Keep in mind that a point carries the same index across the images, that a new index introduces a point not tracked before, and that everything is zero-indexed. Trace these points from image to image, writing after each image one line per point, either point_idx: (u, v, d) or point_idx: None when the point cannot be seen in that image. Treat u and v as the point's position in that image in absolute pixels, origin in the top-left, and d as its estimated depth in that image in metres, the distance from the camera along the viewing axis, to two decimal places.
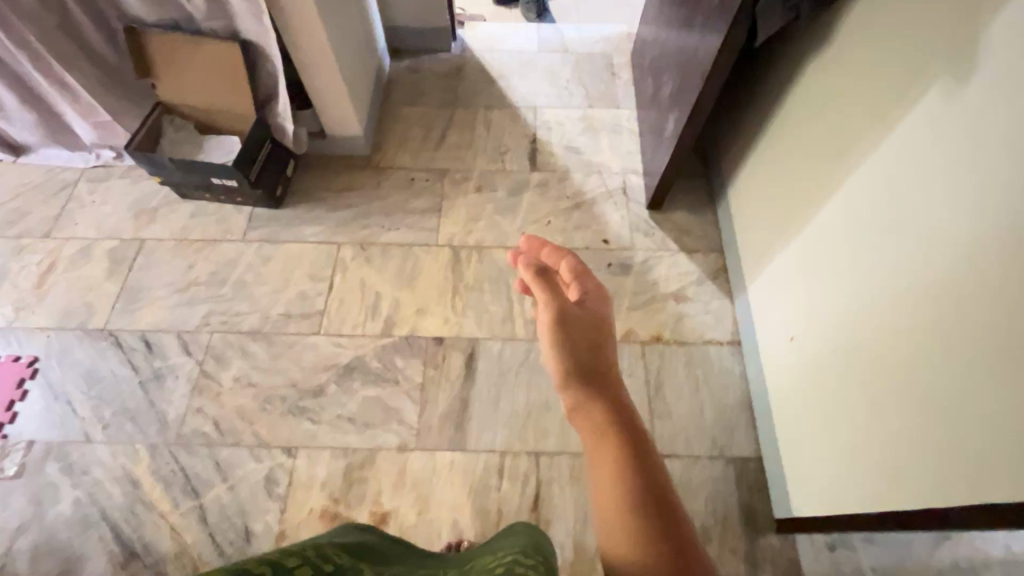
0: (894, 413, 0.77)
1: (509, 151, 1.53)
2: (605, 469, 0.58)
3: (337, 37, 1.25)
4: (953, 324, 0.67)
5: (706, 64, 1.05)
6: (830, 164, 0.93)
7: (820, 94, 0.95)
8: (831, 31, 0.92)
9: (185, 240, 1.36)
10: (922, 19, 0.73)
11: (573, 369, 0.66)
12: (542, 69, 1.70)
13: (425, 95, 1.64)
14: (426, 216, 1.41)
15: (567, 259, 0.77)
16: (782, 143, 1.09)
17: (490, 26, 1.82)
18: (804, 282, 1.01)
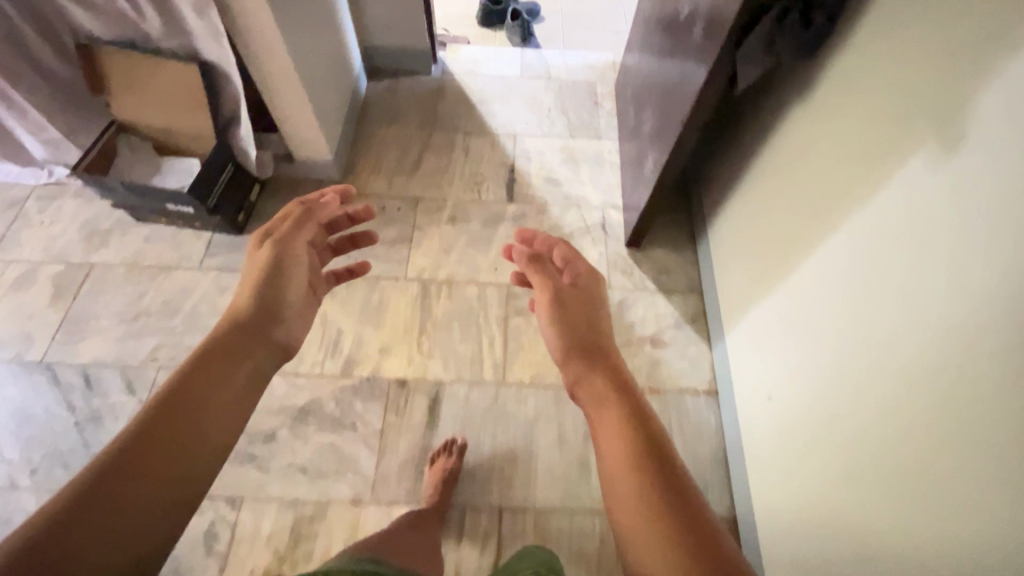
0: (860, 456, 0.74)
1: (486, 179, 1.47)
2: (609, 433, 0.58)
3: (305, 61, 1.19)
4: (931, 382, 0.63)
5: (688, 105, 1.00)
6: (805, 208, 0.90)
7: (801, 142, 0.91)
8: (815, 77, 0.87)
9: (137, 267, 1.29)
10: (910, 72, 0.68)
11: (571, 339, 0.78)
12: (523, 95, 1.65)
13: (402, 118, 1.58)
14: (396, 247, 1.35)
15: (559, 246, 0.93)
16: (763, 185, 1.04)
17: (473, 49, 1.78)
18: (783, 335, 0.96)
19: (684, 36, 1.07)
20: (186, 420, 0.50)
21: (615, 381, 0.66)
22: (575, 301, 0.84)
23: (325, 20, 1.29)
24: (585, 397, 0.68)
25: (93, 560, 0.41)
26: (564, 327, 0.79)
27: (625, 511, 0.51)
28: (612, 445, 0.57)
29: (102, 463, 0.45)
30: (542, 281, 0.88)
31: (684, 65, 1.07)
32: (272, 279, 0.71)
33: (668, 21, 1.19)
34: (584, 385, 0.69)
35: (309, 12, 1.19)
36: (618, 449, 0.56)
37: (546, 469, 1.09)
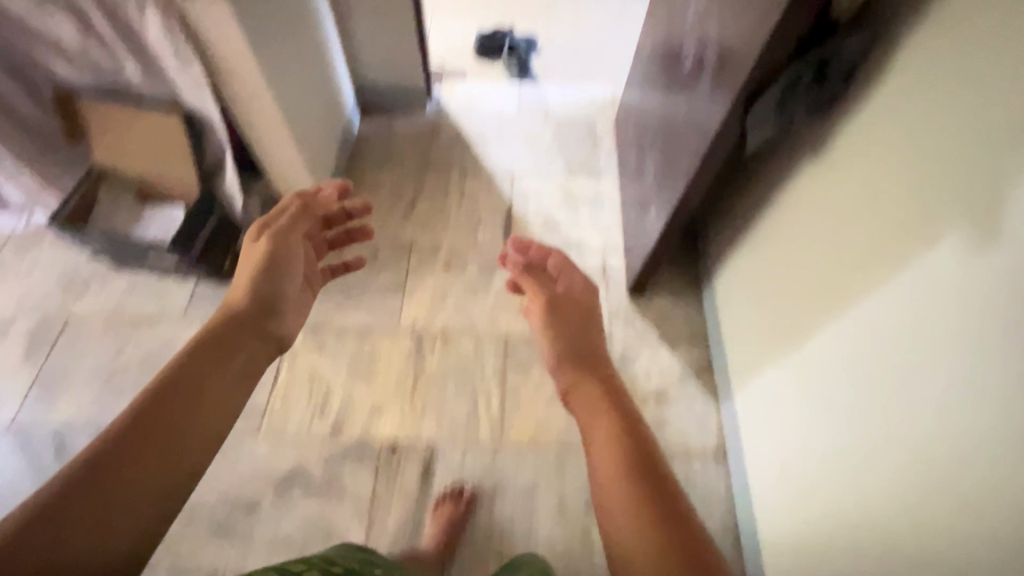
0: (859, 480, 0.73)
1: (482, 222, 1.43)
2: (599, 434, 0.54)
3: (294, 108, 1.14)
4: (934, 412, 0.62)
5: (694, 159, 0.96)
6: (812, 268, 0.87)
7: (810, 201, 0.88)
8: (825, 138, 0.84)
9: (117, 319, 1.23)
10: (928, 140, 0.65)
11: (563, 347, 0.75)
12: (521, 132, 1.61)
13: (396, 157, 1.54)
14: (388, 295, 1.29)
15: (552, 255, 0.89)
16: (773, 240, 1.00)
17: (469, 85, 1.75)
18: (791, 399, 0.92)
19: (688, 85, 1.03)
20: (187, 404, 0.51)
21: (606, 390, 0.63)
22: (571, 312, 0.82)
23: (315, 63, 1.25)
24: (576, 405, 0.63)
25: (92, 531, 0.42)
26: (554, 332, 0.77)
27: (613, 525, 0.47)
28: (600, 451, 0.52)
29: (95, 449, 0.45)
30: (536, 291, 0.86)
31: (688, 115, 1.02)
32: (271, 276, 0.70)
33: (671, 66, 1.15)
34: (577, 392, 0.65)
35: (297, 57, 1.15)
36: (607, 457, 0.51)
37: (545, 541, 1.02)
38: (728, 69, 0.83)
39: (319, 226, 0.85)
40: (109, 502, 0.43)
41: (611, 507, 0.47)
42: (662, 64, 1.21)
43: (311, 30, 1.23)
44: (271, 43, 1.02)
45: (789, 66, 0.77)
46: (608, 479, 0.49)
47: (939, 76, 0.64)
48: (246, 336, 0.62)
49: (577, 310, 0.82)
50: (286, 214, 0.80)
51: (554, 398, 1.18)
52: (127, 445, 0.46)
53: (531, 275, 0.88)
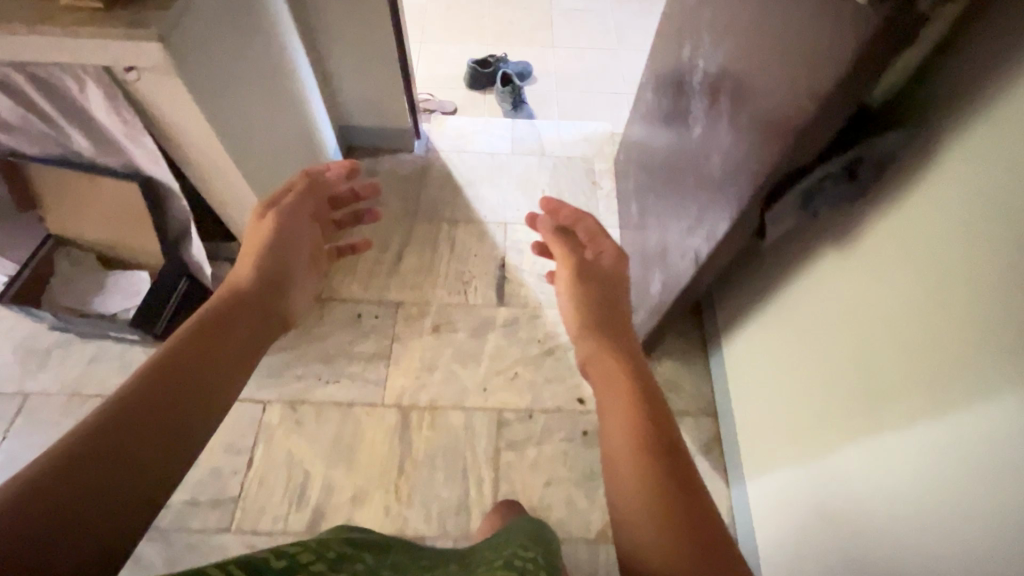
0: (832, 473, 0.76)
1: (474, 278, 1.34)
2: (617, 395, 0.64)
3: (265, 172, 1.04)
4: (897, 404, 0.64)
5: (711, 234, 0.87)
6: (821, 362, 0.80)
7: (823, 292, 0.80)
8: (845, 231, 0.75)
9: (79, 396, 1.14)
10: (980, 249, 0.54)
11: (587, 315, 0.81)
12: (514, 175, 1.52)
13: (382, 205, 1.44)
14: (373, 364, 1.20)
15: (585, 222, 0.95)
16: (793, 322, 0.89)
17: (460, 121, 1.65)
18: (802, 510, 0.83)
19: (698, 148, 0.94)
20: (204, 357, 0.54)
21: (628, 365, 0.70)
22: (599, 280, 0.87)
23: (296, 115, 1.14)
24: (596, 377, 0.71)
25: (124, 475, 0.43)
26: (580, 304, 0.83)
27: (620, 482, 0.56)
28: (616, 408, 0.63)
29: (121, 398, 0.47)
30: (566, 255, 0.91)
31: (699, 183, 0.93)
32: (277, 253, 0.76)
33: (675, 121, 1.05)
34: (597, 361, 0.73)
35: (274, 116, 1.04)
36: (620, 419, 0.61)
37: None
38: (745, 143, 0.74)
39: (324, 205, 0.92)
40: (154, 432, 0.46)
41: (620, 471, 0.56)
42: (667, 115, 1.11)
43: (292, 81, 1.12)
44: (240, 111, 0.91)
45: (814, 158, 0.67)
46: (619, 449, 0.57)
47: (969, 201, 0.55)
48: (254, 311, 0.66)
49: (606, 282, 0.87)
50: (292, 192, 0.86)
51: (550, 482, 1.09)
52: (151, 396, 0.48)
53: (562, 239, 0.93)
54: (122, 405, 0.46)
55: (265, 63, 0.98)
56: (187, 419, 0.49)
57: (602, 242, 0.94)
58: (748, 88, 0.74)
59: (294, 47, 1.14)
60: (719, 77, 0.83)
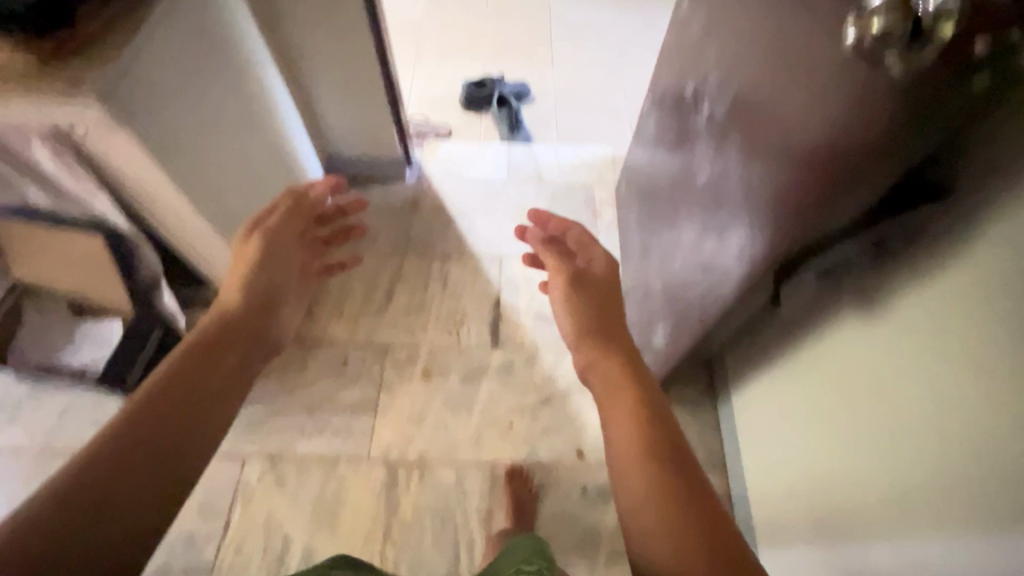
0: (874, 543, 0.65)
1: (467, 318, 1.26)
2: (619, 398, 0.57)
3: (237, 218, 0.97)
4: (952, 488, 0.53)
5: (725, 293, 0.79)
6: (836, 421, 0.73)
7: (837, 350, 0.72)
8: (850, 293, 0.67)
9: (49, 451, 1.08)
10: None
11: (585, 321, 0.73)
12: (510, 204, 1.45)
13: (371, 239, 1.37)
14: (359, 414, 1.13)
15: (573, 228, 0.88)
16: (817, 368, 0.79)
17: (454, 146, 1.58)
18: None
19: (703, 194, 0.86)
20: (204, 371, 0.54)
21: (629, 366, 0.62)
22: (593, 283, 0.79)
23: (275, 154, 1.07)
24: (598, 384, 0.62)
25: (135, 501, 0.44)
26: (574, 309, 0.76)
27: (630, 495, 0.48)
28: (619, 412, 0.55)
29: (129, 414, 0.47)
30: (557, 262, 0.85)
31: (706, 233, 0.85)
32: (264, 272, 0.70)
33: (677, 160, 0.97)
34: (597, 368, 0.64)
35: (249, 160, 0.97)
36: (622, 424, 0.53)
37: None
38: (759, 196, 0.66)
39: (314, 226, 0.83)
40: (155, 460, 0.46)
41: (629, 481, 0.49)
42: (669, 149, 1.02)
43: (270, 118, 1.05)
44: (204, 159, 0.84)
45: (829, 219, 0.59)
46: (624, 456, 0.50)
47: (1001, 283, 0.48)
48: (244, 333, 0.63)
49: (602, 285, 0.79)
50: (276, 213, 0.78)
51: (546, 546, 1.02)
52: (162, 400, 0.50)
53: (553, 247, 0.87)
54: (126, 429, 0.46)
55: (234, 104, 0.91)
56: (195, 420, 0.50)
57: (593, 249, 0.87)
58: (759, 133, 0.66)
59: (272, 80, 1.07)
60: (725, 121, 0.75)
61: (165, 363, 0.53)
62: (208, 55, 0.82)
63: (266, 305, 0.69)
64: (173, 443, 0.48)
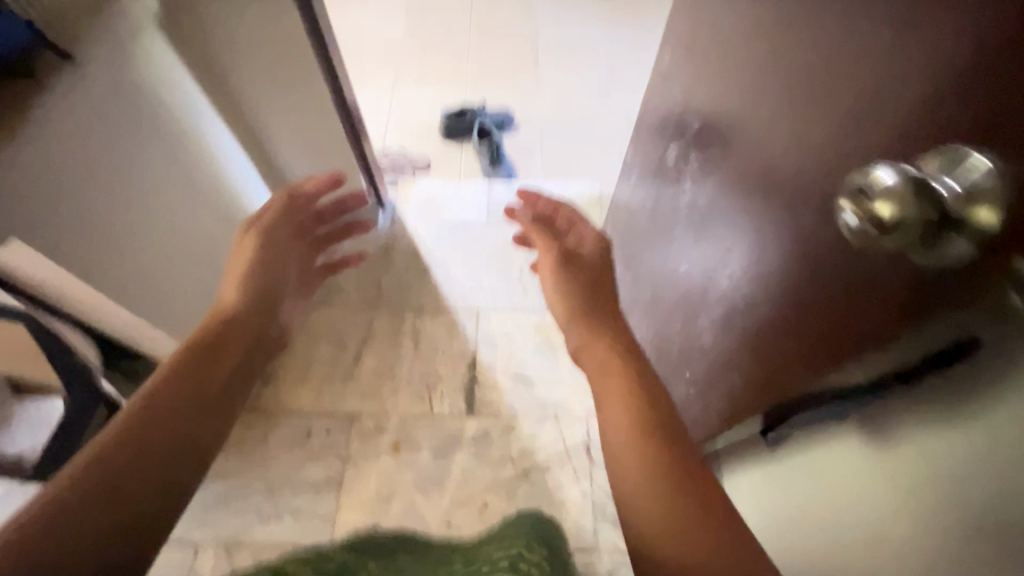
0: None
1: (440, 381, 1.18)
2: (612, 383, 0.57)
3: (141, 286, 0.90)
4: None
5: (730, 390, 0.70)
6: (825, 551, 0.59)
7: (832, 467, 0.59)
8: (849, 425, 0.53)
9: None
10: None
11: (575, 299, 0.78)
12: (489, 249, 1.36)
13: (340, 291, 1.28)
14: (322, 494, 1.05)
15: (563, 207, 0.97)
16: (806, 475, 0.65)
17: (431, 183, 1.49)
18: None
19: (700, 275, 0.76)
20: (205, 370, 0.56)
21: (620, 349, 0.64)
22: (585, 265, 0.85)
23: (198, 208, 0.99)
24: (587, 364, 0.65)
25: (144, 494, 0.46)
26: (563, 286, 0.81)
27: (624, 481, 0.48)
28: (612, 396, 0.55)
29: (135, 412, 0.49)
30: (547, 242, 0.93)
31: (701, 324, 0.76)
32: (268, 266, 0.74)
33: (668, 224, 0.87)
34: (588, 350, 0.68)
35: (157, 218, 0.89)
36: (617, 411, 0.53)
37: None
38: (783, 281, 0.54)
39: (312, 221, 0.89)
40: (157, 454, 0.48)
41: (624, 466, 0.48)
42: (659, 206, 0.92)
43: (193, 171, 0.95)
44: (77, 236, 0.75)
45: (845, 325, 0.45)
46: (618, 442, 0.50)
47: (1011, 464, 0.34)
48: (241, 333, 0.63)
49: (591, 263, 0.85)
50: (268, 215, 0.81)
51: None
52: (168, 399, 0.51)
53: (541, 228, 0.97)
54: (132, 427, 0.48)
55: (126, 170, 0.81)
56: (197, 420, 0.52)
57: (582, 227, 0.94)
58: (767, 209, 0.54)
59: (208, 125, 0.97)
60: (720, 199, 0.65)
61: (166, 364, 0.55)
62: (75, 130, 0.73)
63: (267, 298, 0.71)
64: (175, 440, 0.50)
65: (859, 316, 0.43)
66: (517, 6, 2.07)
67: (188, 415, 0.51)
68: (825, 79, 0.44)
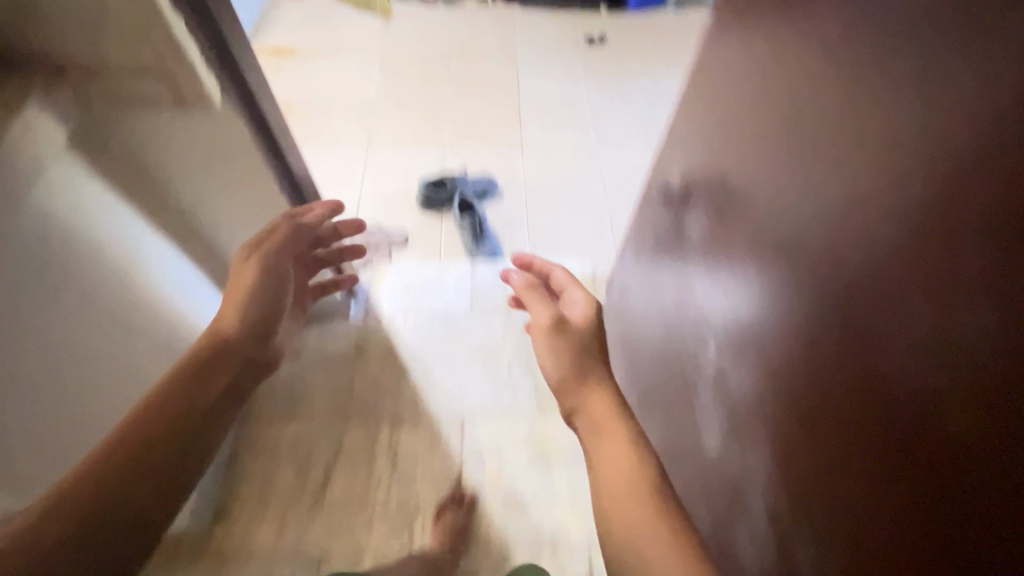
0: None
1: (421, 508, 1.04)
2: (612, 442, 0.67)
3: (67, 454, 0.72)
4: None
5: None
6: None
7: None
8: None
9: None
10: None
11: (571, 364, 0.77)
12: (475, 343, 1.24)
13: (307, 401, 1.15)
14: None
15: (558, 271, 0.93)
16: None
17: (409, 266, 1.38)
18: None
19: (723, 405, 0.68)
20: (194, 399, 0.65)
21: (616, 411, 0.71)
22: (580, 332, 0.81)
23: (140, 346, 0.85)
24: (586, 418, 0.72)
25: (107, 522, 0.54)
26: (557, 355, 0.79)
27: (630, 534, 0.59)
28: (614, 458, 0.66)
29: (170, 393, 0.64)
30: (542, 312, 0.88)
31: (744, 497, 0.66)
32: (267, 297, 0.78)
33: (666, 311, 0.83)
34: (586, 408, 0.73)
35: (91, 365, 0.76)
36: (619, 466, 0.64)
37: None
38: (803, 407, 0.52)
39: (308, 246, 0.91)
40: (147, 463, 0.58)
41: (627, 521, 0.60)
42: (655, 285, 0.88)
43: (131, 302, 0.83)
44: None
45: (879, 473, 0.42)
46: (624, 497, 0.61)
47: None
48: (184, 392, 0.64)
49: (589, 332, 0.80)
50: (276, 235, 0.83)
51: None
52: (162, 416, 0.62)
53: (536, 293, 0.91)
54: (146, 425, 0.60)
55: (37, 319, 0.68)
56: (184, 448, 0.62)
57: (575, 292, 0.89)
58: (777, 323, 0.54)
59: (156, 253, 0.86)
60: (723, 321, 0.64)
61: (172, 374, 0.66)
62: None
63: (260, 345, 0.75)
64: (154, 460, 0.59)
65: (897, 462, 0.40)
66: (498, 60, 1.99)
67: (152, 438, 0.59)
68: (830, 234, 0.46)
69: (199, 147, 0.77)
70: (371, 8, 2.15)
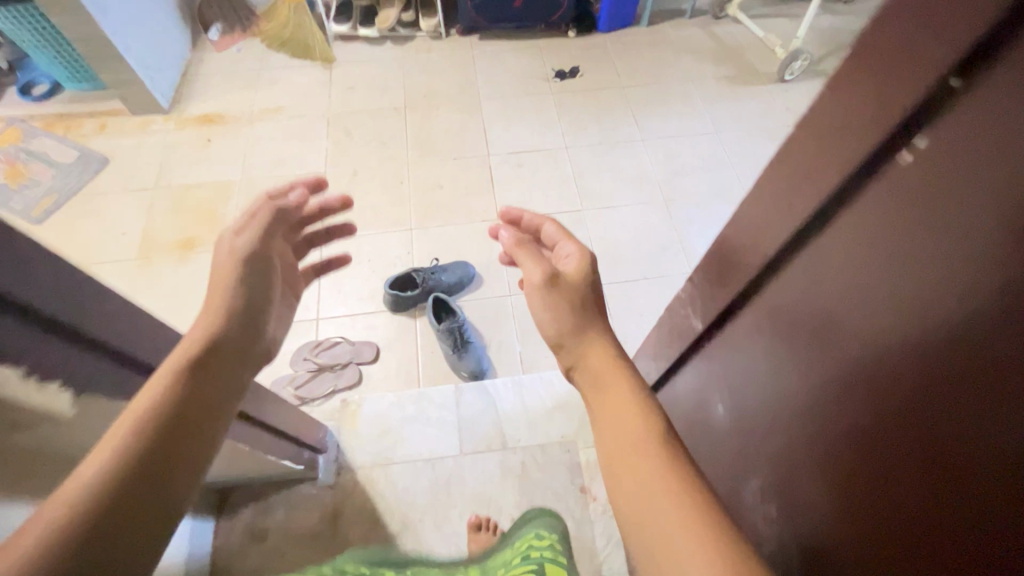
0: None
1: None
2: (615, 388, 0.59)
3: None
4: None
5: None
6: None
7: None
8: None
9: None
10: None
11: (565, 314, 0.65)
12: (470, 494, 1.07)
13: None
14: None
15: (550, 224, 0.75)
16: None
17: (385, 397, 1.19)
18: None
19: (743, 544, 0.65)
20: (218, 396, 0.55)
21: (619, 362, 0.61)
22: (577, 285, 0.66)
23: None
24: (586, 372, 0.62)
25: (168, 523, 0.48)
26: (552, 305, 0.66)
27: (634, 486, 0.51)
28: (615, 401, 0.57)
29: (193, 375, 0.54)
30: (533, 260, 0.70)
31: None
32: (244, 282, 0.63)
33: (688, 372, 0.76)
34: (588, 357, 0.63)
35: None
36: (622, 414, 0.56)
37: None
38: (792, 497, 0.53)
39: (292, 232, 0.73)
40: (188, 461, 0.50)
41: (625, 478, 0.52)
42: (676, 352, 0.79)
43: None
44: None
45: (882, 455, 0.41)
46: (621, 448, 0.53)
47: None
48: (222, 369, 0.57)
49: (586, 289, 0.66)
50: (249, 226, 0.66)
51: None
52: (189, 399, 0.53)
53: (526, 243, 0.72)
54: (174, 411, 0.51)
55: None
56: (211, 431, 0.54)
57: (568, 244, 0.73)
58: (769, 414, 0.56)
59: None
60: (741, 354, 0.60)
61: (175, 354, 0.56)
62: None
63: (252, 322, 0.62)
64: (194, 452, 0.51)
65: (905, 447, 0.39)
66: (461, 108, 1.76)
67: (205, 421, 0.53)
68: (848, 250, 0.42)
69: (70, 425, 0.57)
70: (309, 55, 1.89)
